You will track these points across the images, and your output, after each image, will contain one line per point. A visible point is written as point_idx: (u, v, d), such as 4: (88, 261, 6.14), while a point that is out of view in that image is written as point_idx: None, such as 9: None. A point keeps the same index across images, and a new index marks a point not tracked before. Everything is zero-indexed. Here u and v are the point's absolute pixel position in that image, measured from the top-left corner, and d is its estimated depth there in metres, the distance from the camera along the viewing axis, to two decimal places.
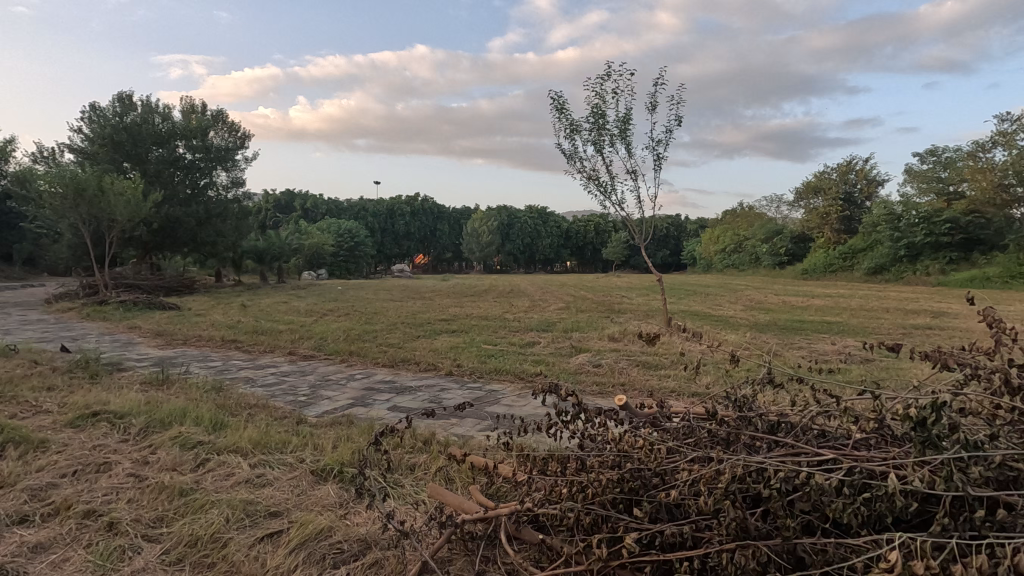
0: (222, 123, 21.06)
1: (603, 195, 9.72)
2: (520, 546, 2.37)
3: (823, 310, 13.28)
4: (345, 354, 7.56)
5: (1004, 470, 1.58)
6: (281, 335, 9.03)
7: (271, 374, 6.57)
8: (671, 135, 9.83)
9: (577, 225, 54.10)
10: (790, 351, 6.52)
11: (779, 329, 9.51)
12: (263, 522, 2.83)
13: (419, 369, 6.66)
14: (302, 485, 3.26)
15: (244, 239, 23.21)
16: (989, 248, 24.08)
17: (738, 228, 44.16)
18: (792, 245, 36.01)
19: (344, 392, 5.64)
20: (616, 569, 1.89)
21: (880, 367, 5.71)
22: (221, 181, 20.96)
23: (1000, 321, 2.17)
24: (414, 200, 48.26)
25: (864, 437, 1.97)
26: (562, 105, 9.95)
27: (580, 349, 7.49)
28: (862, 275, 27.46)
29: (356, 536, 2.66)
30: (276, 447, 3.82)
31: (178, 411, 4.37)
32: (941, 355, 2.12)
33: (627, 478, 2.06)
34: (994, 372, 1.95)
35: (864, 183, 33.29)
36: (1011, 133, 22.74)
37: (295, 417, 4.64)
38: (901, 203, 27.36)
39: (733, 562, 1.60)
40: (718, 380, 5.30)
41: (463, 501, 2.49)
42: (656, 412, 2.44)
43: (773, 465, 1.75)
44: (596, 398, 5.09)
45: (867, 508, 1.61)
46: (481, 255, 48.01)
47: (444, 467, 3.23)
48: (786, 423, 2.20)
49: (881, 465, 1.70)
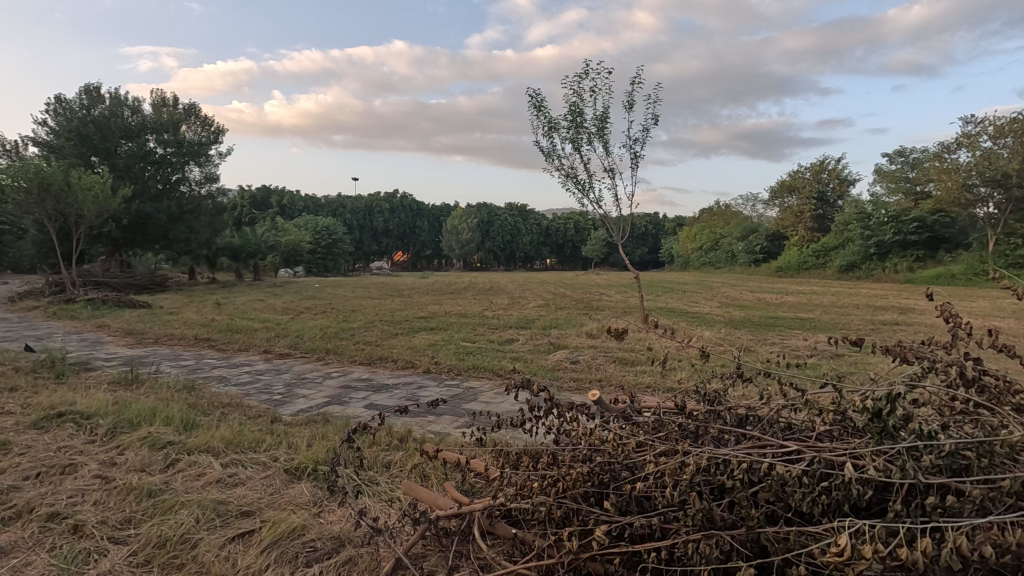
0: (195, 117, 20.71)
1: (580, 193, 9.83)
2: (493, 540, 2.38)
3: (796, 307, 13.60)
4: (322, 353, 7.47)
5: (957, 459, 1.65)
6: (257, 333, 8.88)
7: (246, 373, 6.47)
8: (648, 134, 9.95)
9: (557, 223, 54.38)
10: (762, 347, 6.66)
11: (753, 325, 9.69)
12: (235, 522, 2.79)
13: (397, 367, 6.64)
14: (275, 484, 3.22)
15: (219, 236, 22.77)
16: (953, 247, 24.85)
17: (715, 226, 44.85)
18: (767, 244, 36.72)
19: (320, 391, 5.59)
20: (587, 561, 1.92)
21: (847, 362, 5.90)
22: (194, 177, 20.58)
23: (957, 316, 2.25)
24: (393, 198, 47.92)
25: (827, 429, 2.02)
26: (540, 103, 10.01)
27: (558, 345, 7.55)
28: (834, 273, 28.17)
29: (330, 535, 2.65)
30: (249, 446, 3.77)
31: (147, 411, 4.28)
32: (901, 350, 2.19)
33: (598, 472, 2.10)
34: (949, 365, 2.02)
35: (836, 182, 33.99)
36: (975, 135, 23.27)
37: (269, 416, 4.57)
38: (872, 203, 28.09)
39: (697, 552, 1.64)
40: (692, 376, 5.38)
41: (437, 497, 2.50)
42: (628, 406, 2.47)
43: (736, 458, 1.80)
44: (573, 394, 5.15)
45: (827, 496, 1.66)
46: (461, 252, 47.82)
47: (420, 464, 3.22)
48: (754, 416, 2.26)
49: (839, 455, 1.75)
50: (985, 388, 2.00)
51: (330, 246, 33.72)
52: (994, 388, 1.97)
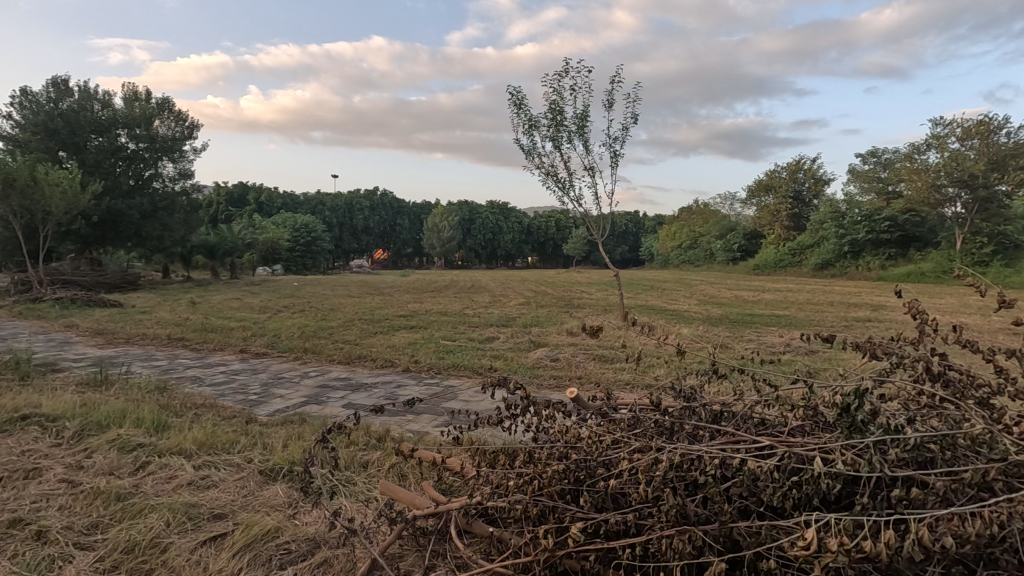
0: (169, 112, 20.45)
1: (561, 191, 9.88)
2: (471, 539, 2.37)
3: (772, 304, 13.84)
4: (300, 352, 7.35)
5: (921, 453, 1.70)
6: (233, 332, 8.72)
7: (220, 372, 6.35)
8: (627, 132, 10.04)
9: (538, 221, 54.57)
10: (738, 344, 6.76)
11: (730, 322, 9.84)
12: (206, 525, 2.74)
13: (376, 366, 6.59)
14: (249, 485, 3.17)
15: (194, 233, 22.30)
16: (924, 245, 25.57)
17: (693, 224, 45.46)
18: (745, 242, 37.38)
19: (298, 391, 5.51)
20: (563, 558, 1.93)
21: (822, 358, 6.01)
22: (168, 173, 20.22)
23: (923, 312, 2.31)
24: (373, 196, 47.72)
25: (799, 424, 2.05)
26: (520, 100, 10.01)
27: (539, 344, 7.55)
28: (809, 271, 28.83)
29: (304, 536, 2.61)
30: (222, 447, 3.71)
31: (117, 412, 4.18)
32: (870, 345, 2.24)
33: (573, 470, 2.11)
34: (917, 361, 2.08)
35: (811, 182, 34.64)
36: (943, 136, 23.75)
37: (244, 416, 4.49)
38: (846, 202, 28.90)
39: (671, 547, 1.64)
40: (669, 373, 5.43)
41: (414, 496, 2.48)
42: (605, 402, 2.47)
43: (708, 453, 1.82)
44: (551, 391, 5.18)
45: (796, 490, 1.69)
46: (443, 250, 47.61)
47: (397, 464, 3.20)
48: (728, 412, 2.28)
49: (810, 449, 1.78)
50: (951, 383, 2.05)
51: (309, 244, 33.25)
52: (958, 382, 2.02)
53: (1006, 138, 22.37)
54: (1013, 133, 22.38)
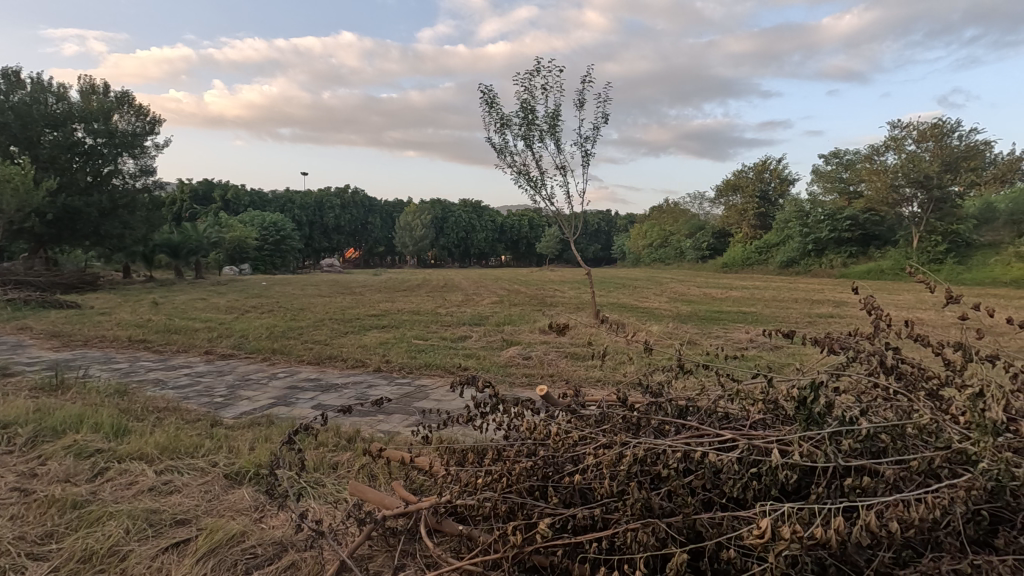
0: (128, 106, 19.81)
1: (533, 190, 9.91)
2: (441, 538, 2.37)
3: (739, 301, 14.19)
4: (268, 353, 7.22)
5: (874, 443, 1.77)
6: (198, 334, 8.49)
7: (185, 375, 6.18)
8: (598, 132, 10.13)
9: (511, 220, 54.70)
10: (706, 340, 6.90)
11: (699, 320, 10.03)
12: (168, 531, 2.67)
13: (346, 366, 6.50)
14: (214, 490, 3.10)
15: (156, 232, 21.62)
16: (883, 244, 26.52)
17: (664, 223, 46.20)
18: (713, 240, 38.17)
19: (265, 392, 5.41)
20: (531, 554, 1.95)
21: (786, 353, 6.19)
22: (128, 169, 19.56)
23: (879, 308, 2.39)
24: (343, 194, 47.05)
25: (760, 417, 2.11)
26: (492, 99, 10.00)
27: (511, 342, 7.57)
28: (775, 268, 29.86)
29: (271, 540, 2.57)
30: (186, 451, 3.61)
31: (74, 417, 4.03)
32: (828, 340, 2.32)
33: (541, 466, 2.13)
34: (872, 355, 2.17)
35: (777, 182, 35.58)
36: (900, 138, 24.54)
37: (209, 420, 4.37)
38: (810, 202, 30.16)
39: (635, 540, 1.68)
40: (639, 369, 5.51)
41: (384, 497, 2.47)
42: (574, 399, 2.50)
43: (672, 447, 1.86)
44: (523, 389, 5.20)
45: (756, 481, 1.74)
46: (415, 249, 47.24)
47: (368, 464, 3.18)
48: (693, 407, 2.33)
49: (769, 441, 1.84)
50: (903, 375, 2.14)
51: (277, 243, 32.59)
52: (909, 374, 2.11)
53: (959, 141, 23.19)
54: (964, 136, 23.24)
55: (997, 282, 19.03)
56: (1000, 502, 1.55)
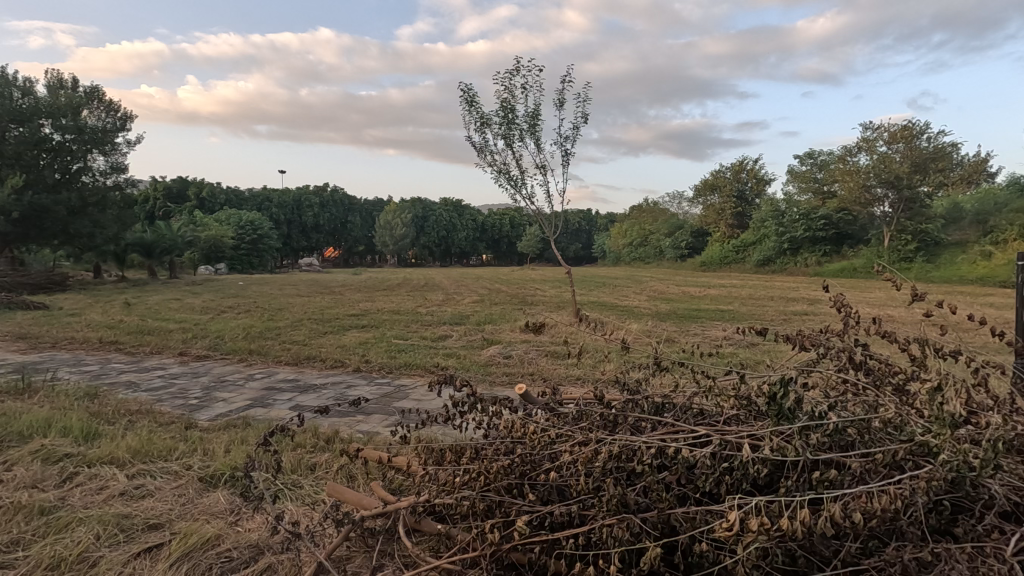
0: (98, 102, 19.35)
1: (513, 189, 9.92)
2: (419, 538, 2.37)
3: (717, 298, 14.43)
4: (245, 353, 7.12)
5: (843, 437, 1.82)
6: (172, 335, 8.32)
7: (158, 377, 6.05)
8: (577, 132, 10.18)
9: (492, 219, 54.76)
10: (683, 338, 6.99)
11: (678, 317, 10.18)
12: (140, 536, 2.62)
13: (326, 367, 6.44)
14: (188, 493, 3.05)
15: (128, 230, 21.11)
16: (856, 243, 27.16)
17: (643, 222, 46.66)
18: (692, 239, 38.68)
19: (242, 393, 5.34)
20: (509, 551, 1.96)
21: (760, 350, 6.32)
22: (98, 166, 19.08)
23: (848, 306, 2.46)
24: (322, 192, 46.53)
25: (733, 413, 2.15)
26: (471, 98, 9.99)
27: (491, 341, 7.58)
28: (752, 267, 30.37)
29: (247, 543, 2.54)
30: (159, 455, 3.54)
31: (41, 421, 3.92)
32: (800, 337, 2.38)
33: (519, 464, 2.14)
34: (841, 352, 2.24)
35: (754, 181, 36.20)
36: (872, 140, 24.86)
37: (183, 422, 4.29)
38: (786, 202, 30.76)
39: (611, 535, 1.70)
40: (618, 367, 5.57)
41: (362, 497, 2.46)
42: (552, 397, 2.51)
43: (647, 444, 1.89)
44: (503, 388, 5.22)
45: (728, 475, 1.78)
46: (396, 248, 46.93)
47: (346, 465, 3.15)
48: (670, 403, 2.36)
49: (741, 437, 1.89)
50: (870, 371, 2.20)
51: (255, 242, 32.08)
52: (878, 370, 2.17)
53: (927, 143, 23.82)
54: (933, 138, 23.86)
55: (963, 280, 19.62)
56: (960, 492, 1.61)
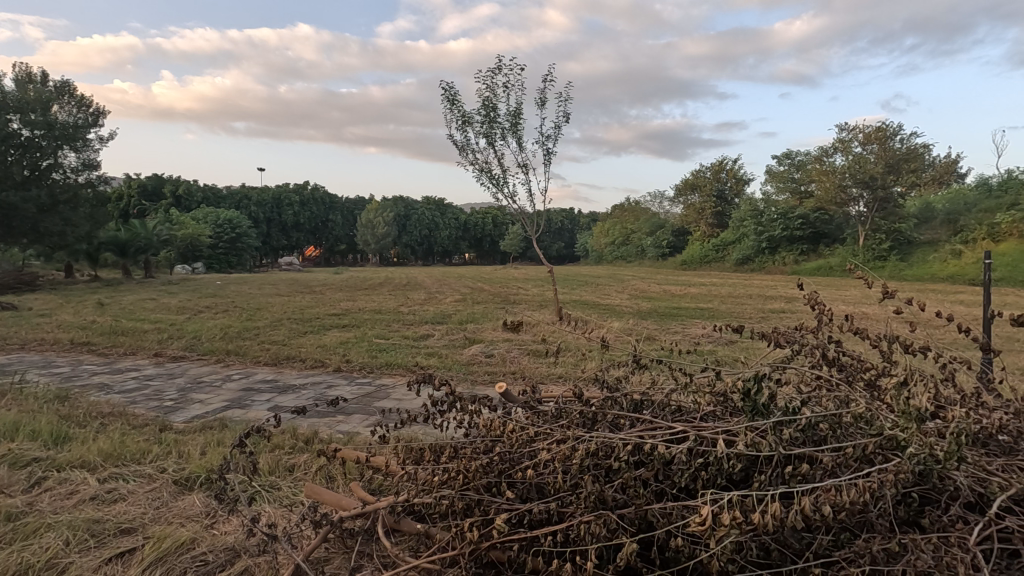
0: (68, 96, 18.90)
1: (495, 187, 9.90)
2: (399, 538, 2.35)
3: (697, 297, 14.61)
4: (222, 354, 7.00)
5: (816, 432, 1.85)
6: (147, 335, 8.17)
7: (132, 378, 5.92)
8: (559, 131, 10.20)
9: (475, 217, 54.73)
10: (664, 336, 7.07)
11: (659, 316, 10.29)
12: (112, 542, 2.56)
13: (305, 367, 6.36)
14: (163, 497, 2.99)
15: (101, 229, 20.60)
16: (832, 241, 27.71)
17: (625, 221, 47.03)
18: (673, 238, 39.12)
19: (219, 394, 5.25)
20: (488, 550, 1.96)
21: (739, 348, 6.42)
22: (69, 163, 18.63)
23: (822, 304, 2.50)
24: (302, 190, 45.97)
25: (710, 409, 2.17)
26: (453, 96, 9.95)
27: (473, 340, 7.55)
28: (731, 265, 30.83)
29: (223, 546, 2.50)
30: (132, 457, 3.47)
31: (8, 425, 3.81)
32: (775, 335, 2.43)
33: (497, 462, 2.15)
34: (814, 349, 2.28)
35: (733, 181, 36.72)
36: (847, 141, 25.31)
37: (158, 424, 4.21)
38: (764, 201, 31.27)
39: (589, 532, 1.71)
40: (599, 365, 5.60)
41: (341, 498, 2.44)
42: (531, 396, 2.51)
43: (625, 441, 1.91)
44: (484, 387, 5.22)
45: (702, 471, 1.81)
46: (377, 246, 46.58)
47: (325, 466, 3.12)
48: (648, 401, 2.38)
49: (717, 433, 1.91)
50: (843, 367, 2.25)
51: (233, 240, 31.57)
52: (850, 366, 2.21)
53: (900, 143, 24.24)
54: (905, 139, 24.35)
55: (935, 278, 20.13)
56: (927, 484, 1.66)
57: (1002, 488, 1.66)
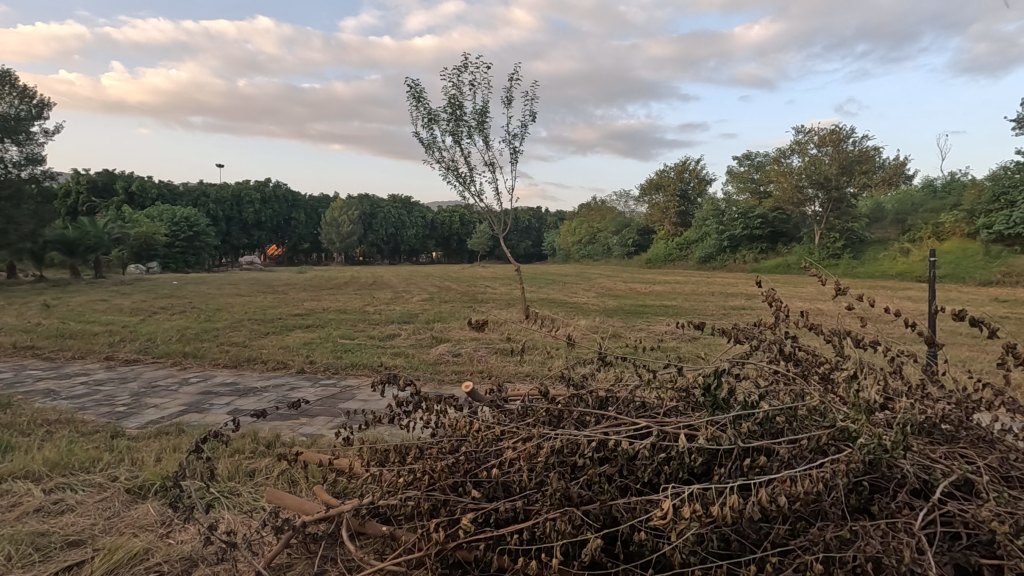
0: (10, 87, 17.90)
1: (462, 186, 9.84)
2: (363, 542, 2.32)
3: (662, 294, 14.91)
4: (178, 357, 6.75)
5: (772, 425, 1.91)
6: (97, 338, 7.81)
7: (81, 383, 5.65)
8: (525, 130, 10.20)
9: (442, 216, 54.44)
10: (629, 334, 7.18)
11: (624, 313, 10.45)
12: (58, 555, 2.43)
13: (266, 369, 6.20)
14: (114, 506, 2.87)
15: (47, 227, 19.61)
16: (789, 240, 28.67)
17: (592, 220, 47.57)
18: (639, 237, 39.77)
19: (175, 399, 5.06)
20: (454, 550, 1.95)
21: (701, 343, 6.56)
22: (12, 157, 17.67)
23: (779, 301, 2.57)
24: (264, 187, 44.78)
25: (672, 405, 2.20)
26: (419, 93, 9.84)
27: (441, 340, 7.50)
28: (695, 263, 31.56)
29: (179, 556, 2.41)
30: (81, 466, 3.31)
31: None
32: (735, 332, 2.49)
33: (463, 461, 2.15)
34: (772, 344, 2.35)
35: (696, 181, 37.60)
36: (803, 142, 26.08)
37: (109, 431, 4.03)
38: (725, 201, 32.08)
39: (554, 529, 1.72)
40: (565, 363, 5.64)
41: (304, 502, 2.37)
42: (497, 394, 2.50)
43: (590, 438, 1.94)
44: (451, 386, 5.19)
45: (664, 466, 1.84)
46: (342, 245, 45.76)
47: (287, 469, 3.05)
48: (613, 397, 2.41)
49: (679, 428, 1.95)
50: (800, 361, 2.32)
51: (191, 239, 30.50)
52: (805, 361, 2.28)
53: (853, 146, 25.13)
54: (857, 142, 25.23)
55: (885, 275, 21.03)
56: (877, 473, 1.73)
57: (945, 474, 1.75)
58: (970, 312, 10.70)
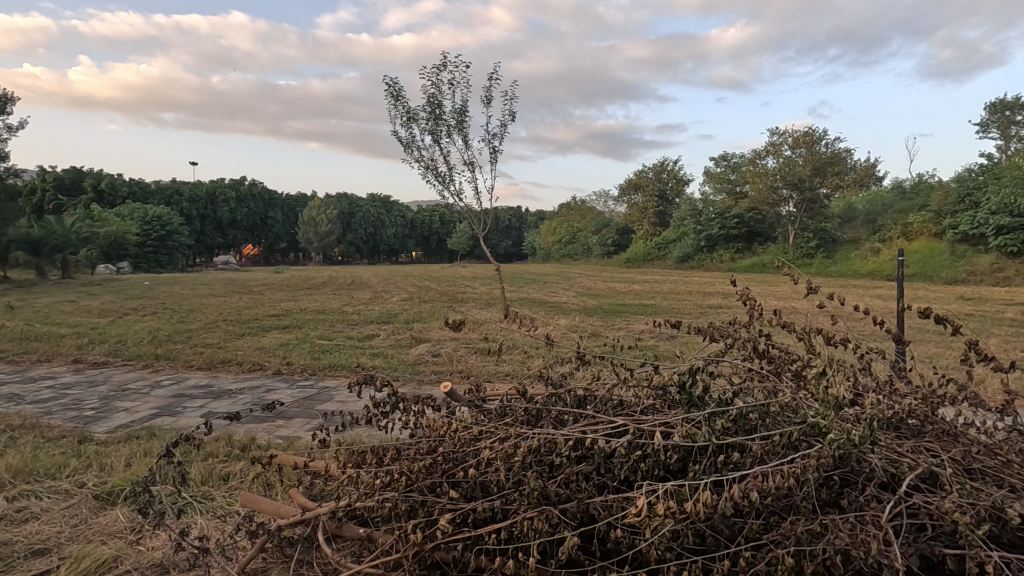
0: None
1: (441, 185, 9.79)
2: (340, 544, 2.29)
3: (640, 294, 15.07)
4: (150, 359, 6.59)
5: (746, 421, 1.94)
6: (64, 340, 7.57)
7: (46, 387, 5.47)
8: (505, 129, 10.20)
9: (421, 216, 54.12)
10: (608, 333, 7.23)
11: (603, 312, 10.53)
12: (22, 564, 2.35)
13: (242, 370, 6.09)
14: (82, 513, 2.79)
15: (9, 226, 18.94)
16: (765, 240, 29.15)
17: (572, 220, 47.80)
18: (618, 236, 40.07)
19: (147, 402, 4.94)
20: (432, 551, 1.94)
21: (679, 342, 6.63)
22: None
23: (754, 299, 2.61)
24: (239, 186, 43.96)
25: (649, 402, 2.22)
26: (398, 92, 9.77)
27: (420, 340, 7.46)
28: (673, 263, 31.92)
29: (150, 562, 2.36)
30: (47, 472, 3.21)
31: None
32: (710, 330, 2.52)
33: (440, 461, 2.14)
34: (746, 342, 2.39)
35: (674, 182, 38.01)
36: (777, 144, 26.39)
37: (76, 435, 3.91)
38: (702, 201, 32.50)
39: (531, 527, 1.73)
40: (545, 362, 5.66)
41: (279, 505, 2.32)
42: (475, 394, 2.49)
43: (566, 436, 1.95)
44: (431, 387, 5.17)
45: (639, 463, 1.86)
46: (320, 245, 45.14)
47: (262, 472, 3.00)
48: (591, 397, 2.42)
49: (654, 425, 1.97)
50: (773, 358, 2.36)
51: (163, 238, 29.78)
52: (778, 358, 2.32)
53: (825, 148, 25.58)
54: (829, 144, 25.70)
55: (856, 274, 21.54)
56: (846, 467, 1.78)
57: (911, 467, 1.81)
58: (936, 310, 11.05)
